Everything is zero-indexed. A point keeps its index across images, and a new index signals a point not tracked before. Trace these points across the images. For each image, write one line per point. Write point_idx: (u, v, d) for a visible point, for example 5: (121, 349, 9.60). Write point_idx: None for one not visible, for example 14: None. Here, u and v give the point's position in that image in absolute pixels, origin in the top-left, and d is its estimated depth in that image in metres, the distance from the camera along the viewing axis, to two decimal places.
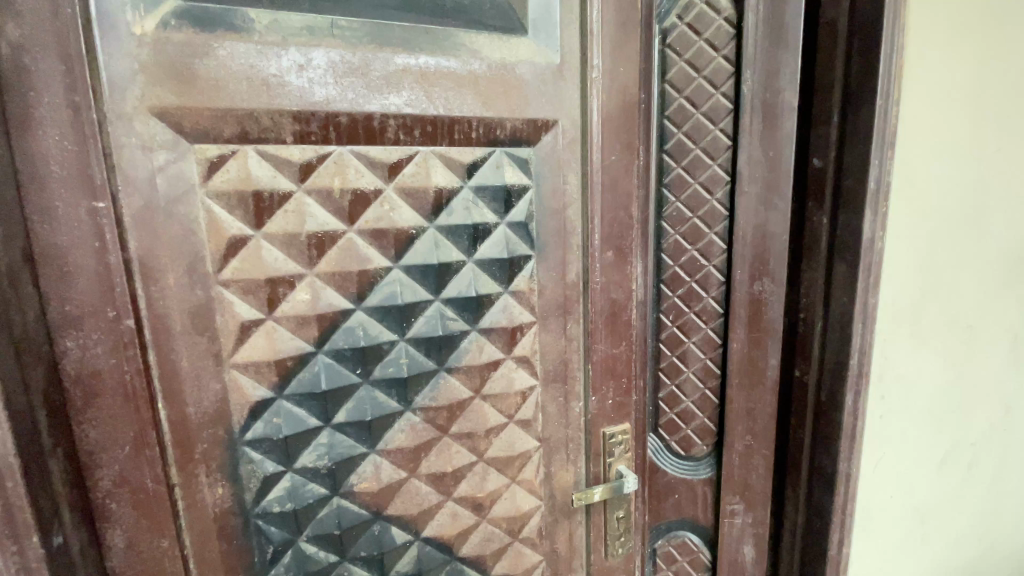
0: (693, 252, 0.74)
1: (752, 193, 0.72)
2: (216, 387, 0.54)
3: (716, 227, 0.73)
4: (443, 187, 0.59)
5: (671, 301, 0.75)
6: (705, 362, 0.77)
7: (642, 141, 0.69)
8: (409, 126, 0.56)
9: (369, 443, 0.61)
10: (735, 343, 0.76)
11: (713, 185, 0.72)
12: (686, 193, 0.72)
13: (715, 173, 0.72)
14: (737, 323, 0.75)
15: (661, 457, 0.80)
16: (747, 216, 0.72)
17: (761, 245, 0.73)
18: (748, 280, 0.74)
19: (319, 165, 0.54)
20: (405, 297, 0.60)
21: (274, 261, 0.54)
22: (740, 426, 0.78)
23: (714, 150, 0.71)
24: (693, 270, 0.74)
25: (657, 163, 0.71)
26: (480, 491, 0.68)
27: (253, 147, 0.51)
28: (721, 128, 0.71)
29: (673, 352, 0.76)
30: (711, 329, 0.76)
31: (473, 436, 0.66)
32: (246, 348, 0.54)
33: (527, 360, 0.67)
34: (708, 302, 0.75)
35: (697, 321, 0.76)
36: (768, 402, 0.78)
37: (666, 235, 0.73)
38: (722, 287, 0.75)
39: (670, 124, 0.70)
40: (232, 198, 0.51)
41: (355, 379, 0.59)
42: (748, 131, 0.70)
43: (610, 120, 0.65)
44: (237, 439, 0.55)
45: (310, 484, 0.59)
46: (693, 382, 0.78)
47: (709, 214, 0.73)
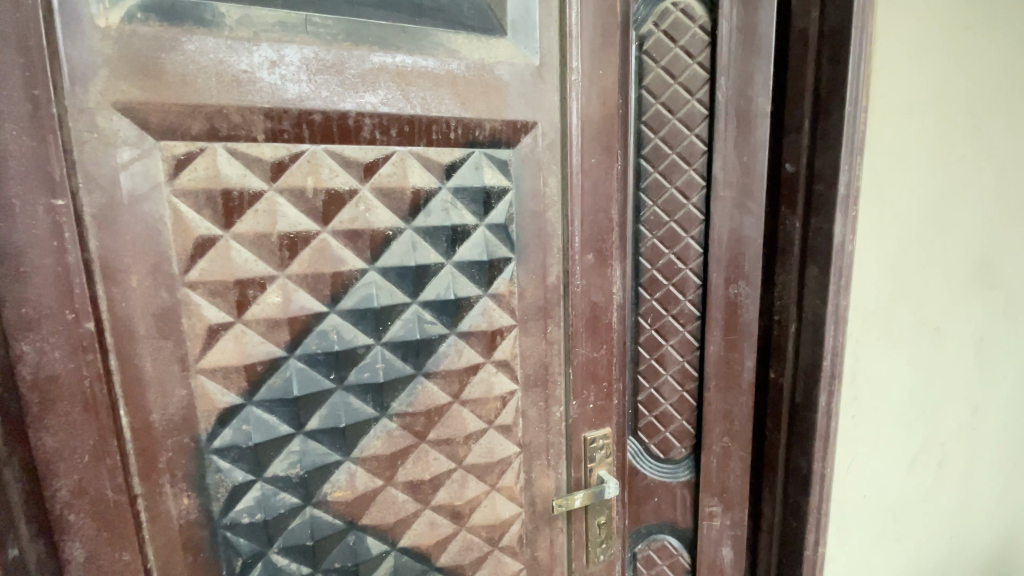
0: (671, 255, 0.74)
1: (728, 197, 0.73)
2: (182, 393, 0.52)
3: (693, 231, 0.74)
4: (421, 188, 0.58)
5: (649, 305, 0.75)
6: (683, 365, 0.77)
7: (620, 145, 0.69)
8: (386, 125, 0.55)
9: (343, 451, 0.59)
10: (712, 346, 0.76)
11: (690, 190, 0.73)
12: (664, 197, 0.73)
13: (691, 178, 0.72)
14: (714, 326, 0.76)
15: (641, 460, 0.80)
16: (723, 220, 0.73)
17: (737, 248, 0.74)
18: (725, 283, 0.75)
19: (291, 163, 0.53)
20: (381, 300, 0.58)
21: (244, 262, 0.52)
22: (718, 429, 0.79)
23: (691, 155, 0.72)
24: (670, 273, 0.74)
25: (635, 167, 0.72)
26: (459, 498, 0.66)
27: (222, 145, 0.50)
28: (698, 134, 0.72)
29: (651, 355, 0.76)
30: (689, 332, 0.76)
31: (451, 442, 0.65)
32: (215, 352, 0.52)
33: (506, 364, 0.66)
34: (686, 305, 0.76)
35: (675, 324, 0.76)
36: (746, 405, 0.79)
37: (644, 239, 0.73)
38: (700, 290, 0.75)
39: (647, 129, 0.71)
40: (200, 196, 0.50)
41: (328, 385, 0.57)
42: (724, 137, 0.71)
43: (589, 124, 0.65)
44: (204, 447, 0.53)
45: (282, 493, 0.57)
46: (671, 385, 0.78)
47: (686, 218, 0.73)
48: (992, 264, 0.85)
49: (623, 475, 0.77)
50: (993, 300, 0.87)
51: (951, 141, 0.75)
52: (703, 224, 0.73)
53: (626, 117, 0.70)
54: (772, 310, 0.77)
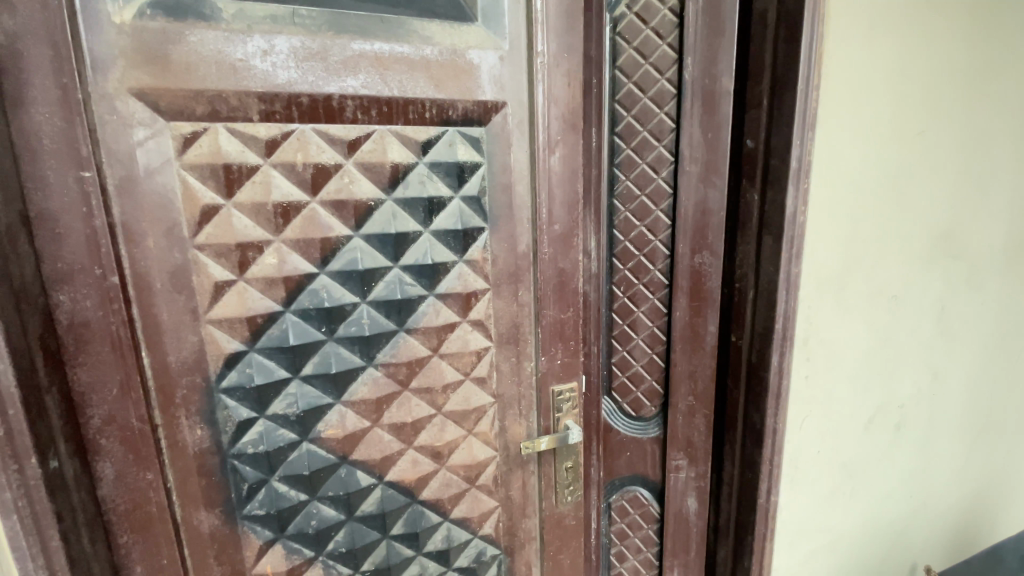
0: (642, 228, 0.80)
1: (694, 172, 0.77)
2: (193, 340, 0.61)
3: (662, 204, 0.79)
4: (399, 163, 0.65)
5: (622, 274, 0.81)
6: (652, 329, 0.83)
7: (593, 123, 0.76)
8: (366, 106, 0.62)
9: (334, 394, 0.68)
10: (679, 312, 0.82)
11: (660, 165, 0.78)
12: (635, 172, 0.78)
13: (661, 154, 0.78)
14: (680, 294, 0.81)
15: (615, 418, 0.87)
16: (689, 194, 0.78)
17: (702, 220, 0.79)
18: (691, 253, 0.80)
19: (283, 140, 0.60)
20: (366, 263, 0.66)
21: (244, 228, 0.60)
22: (684, 388, 0.84)
23: (660, 132, 0.77)
24: (641, 244, 0.80)
25: (609, 144, 0.77)
26: (438, 441, 0.75)
27: (222, 124, 0.58)
28: (665, 112, 0.77)
29: (623, 320, 0.83)
30: (658, 299, 0.82)
31: (431, 391, 0.73)
32: (220, 306, 0.61)
33: (481, 323, 0.74)
34: (655, 274, 0.81)
35: (646, 291, 0.82)
36: (711, 367, 0.84)
37: (617, 212, 0.79)
38: (668, 260, 0.81)
39: (620, 108, 0.76)
40: (204, 169, 0.58)
41: (320, 336, 0.65)
42: (690, 114, 0.75)
43: (556, 104, 0.71)
44: (214, 386, 0.63)
45: (281, 429, 0.66)
46: (642, 348, 0.84)
47: (655, 192, 0.79)
48: (953, 235, 0.89)
49: (591, 427, 0.85)
50: (955, 271, 0.91)
51: (909, 116, 0.79)
52: (672, 198, 0.79)
53: (599, 97, 0.75)
54: (733, 278, 0.82)
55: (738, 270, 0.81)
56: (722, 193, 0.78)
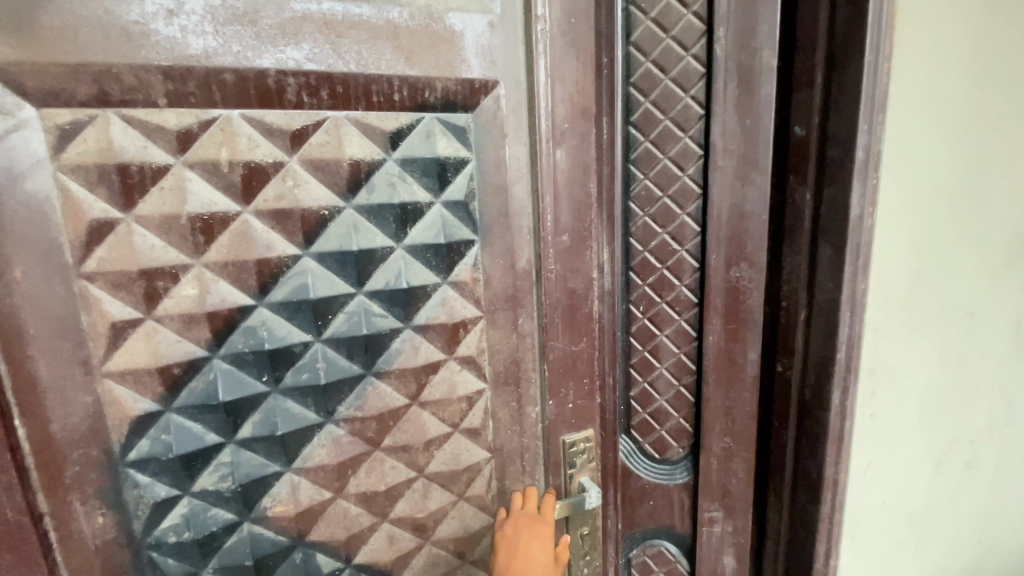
0: (664, 236, 0.65)
1: (729, 167, 0.62)
2: (86, 400, 0.45)
3: (689, 207, 0.64)
4: (360, 159, 0.50)
5: (641, 291, 0.66)
6: (679, 357, 0.68)
7: (604, 110, 0.61)
8: (313, 86, 0.47)
9: (283, 461, 0.52)
10: (711, 336, 0.66)
11: (685, 160, 0.63)
12: (656, 169, 0.64)
13: (687, 147, 0.63)
14: (713, 314, 0.66)
15: (635, 461, 0.72)
16: (722, 194, 0.62)
17: (738, 223, 0.63)
18: (726, 266, 0.64)
19: (201, 132, 0.45)
20: (318, 290, 0.51)
21: (150, 250, 0.45)
22: (719, 426, 0.69)
23: (686, 120, 0.62)
24: (664, 255, 0.65)
25: (623, 136, 0.63)
26: (421, 511, 0.59)
27: (116, 111, 0.43)
28: (692, 96, 0.61)
29: (644, 346, 0.68)
30: (686, 321, 0.67)
31: (410, 449, 0.57)
32: (122, 353, 0.46)
33: (472, 360, 0.59)
34: (681, 291, 0.66)
35: (670, 312, 0.67)
36: (752, 403, 0.69)
37: (633, 217, 0.65)
38: (697, 274, 0.66)
39: (636, 93, 0.62)
40: (91, 172, 0.43)
41: (261, 388, 0.50)
42: (723, 98, 0.60)
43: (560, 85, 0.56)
44: (119, 460, 0.47)
45: (213, 509, 0.51)
46: (666, 379, 0.69)
47: (681, 193, 0.64)
48: None
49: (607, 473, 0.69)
50: None
51: (989, 97, 0.65)
52: (702, 198, 0.63)
53: (612, 77, 0.60)
54: (779, 295, 0.67)
55: (784, 285, 0.66)
56: (763, 193, 0.62)
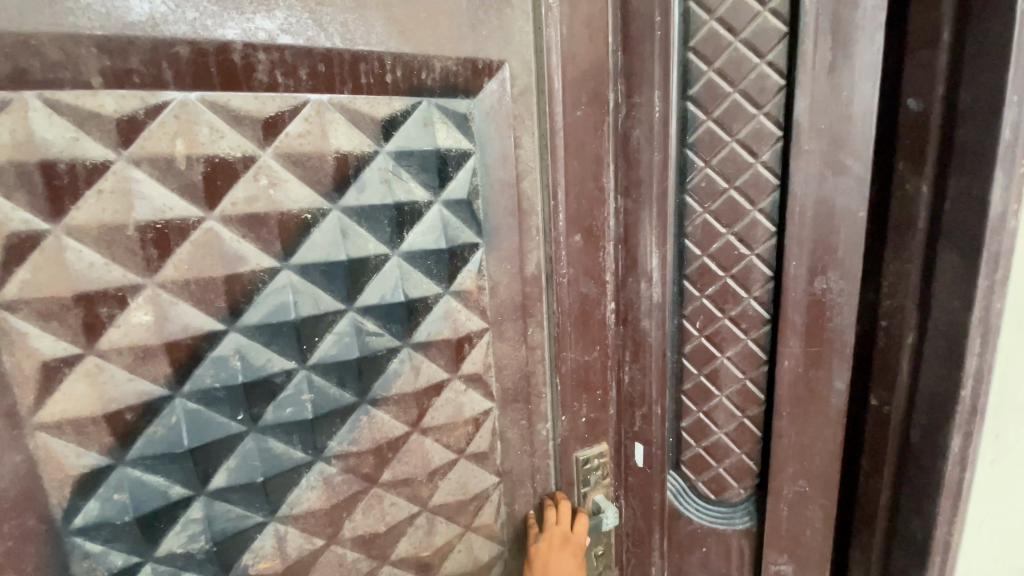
0: (728, 237, 0.55)
1: (817, 152, 0.52)
2: (15, 460, 0.36)
3: (761, 202, 0.54)
4: (348, 152, 0.43)
5: (698, 304, 0.57)
6: (742, 383, 0.59)
7: (656, 82, 0.52)
8: (290, 64, 0.39)
9: (265, 510, 0.44)
10: (786, 360, 0.57)
11: (758, 142, 0.53)
12: (719, 155, 0.53)
13: (760, 126, 0.52)
14: (790, 333, 0.56)
15: (685, 501, 0.63)
16: (806, 186, 0.53)
17: (822, 222, 0.54)
18: (808, 276, 0.55)
19: (149, 120, 0.36)
20: (302, 308, 0.43)
21: (88, 269, 0.36)
22: (791, 466, 0.61)
23: (760, 93, 0.52)
24: (727, 261, 0.56)
25: (677, 112, 0.53)
26: (426, 548, 0.53)
27: (36, 93, 0.33)
28: (769, 61, 0.51)
29: (700, 369, 0.59)
30: (753, 340, 0.58)
31: (412, 482, 0.51)
32: (59, 399, 0.37)
33: (478, 378, 0.52)
34: (749, 304, 0.57)
35: (733, 329, 0.57)
36: (835, 441, 0.60)
37: (690, 213, 0.55)
38: (768, 284, 0.56)
39: (697, 59, 0.52)
40: (5, 173, 0.33)
41: (235, 428, 0.42)
42: (811, 64, 0.50)
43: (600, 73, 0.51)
44: (62, 529, 0.38)
45: (183, 574, 0.42)
46: (727, 410, 0.60)
47: (752, 184, 0.54)
48: None
49: (654, 515, 0.62)
50: None
51: None
52: (779, 189, 0.54)
53: (664, 44, 0.51)
54: (876, 311, 0.60)
55: (885, 301, 0.59)
56: (859, 189, 0.53)
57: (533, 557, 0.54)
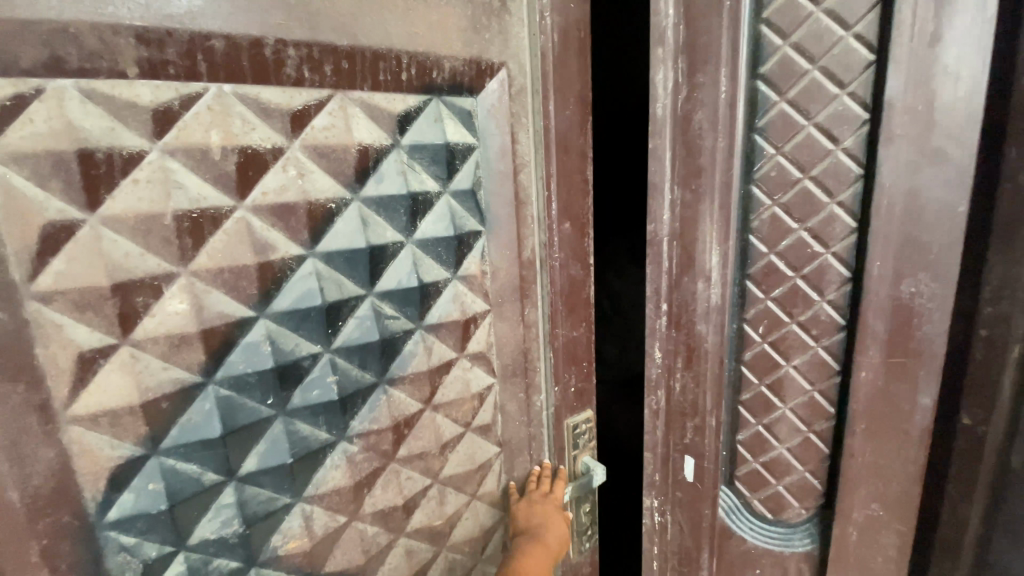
0: (801, 233, 0.54)
1: (909, 138, 0.48)
2: (50, 454, 0.36)
3: (841, 195, 0.52)
4: (369, 145, 0.45)
5: (763, 306, 0.57)
6: (811, 394, 0.58)
7: (719, 62, 0.53)
8: (316, 60, 0.41)
9: (293, 491, 0.46)
10: (863, 372, 0.54)
11: (840, 126, 0.50)
12: (794, 139, 0.52)
13: (844, 109, 0.50)
14: (868, 341, 0.53)
15: (737, 518, 0.65)
16: (896, 176, 0.49)
17: (915, 216, 0.49)
18: (892, 280, 0.51)
19: (184, 110, 0.37)
20: (327, 294, 0.45)
21: (124, 259, 0.36)
22: (863, 488, 0.58)
23: (845, 70, 0.49)
24: (798, 260, 0.55)
25: (747, 92, 0.53)
26: (438, 518, 0.56)
27: (73, 82, 0.33)
28: (857, 33, 0.48)
29: (761, 378, 0.59)
30: (826, 348, 0.56)
31: (426, 456, 0.54)
32: (94, 391, 0.37)
33: (482, 356, 0.56)
34: (821, 309, 0.55)
35: (802, 335, 0.57)
36: (916, 465, 0.56)
37: (757, 206, 0.55)
38: (846, 287, 0.54)
39: (771, 32, 0.51)
40: (43, 163, 0.33)
41: (266, 412, 0.43)
42: (909, 37, 0.46)
43: (662, 68, 0.56)
44: (96, 523, 0.38)
45: (216, 560, 0.43)
46: (790, 423, 0.59)
47: (832, 174, 0.52)
48: None
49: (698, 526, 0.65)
50: None
51: None
52: (863, 179, 0.51)
53: (733, 23, 0.51)
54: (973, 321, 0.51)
55: (987, 309, 0.50)
56: (957, 180, 0.48)
57: (516, 514, 0.59)
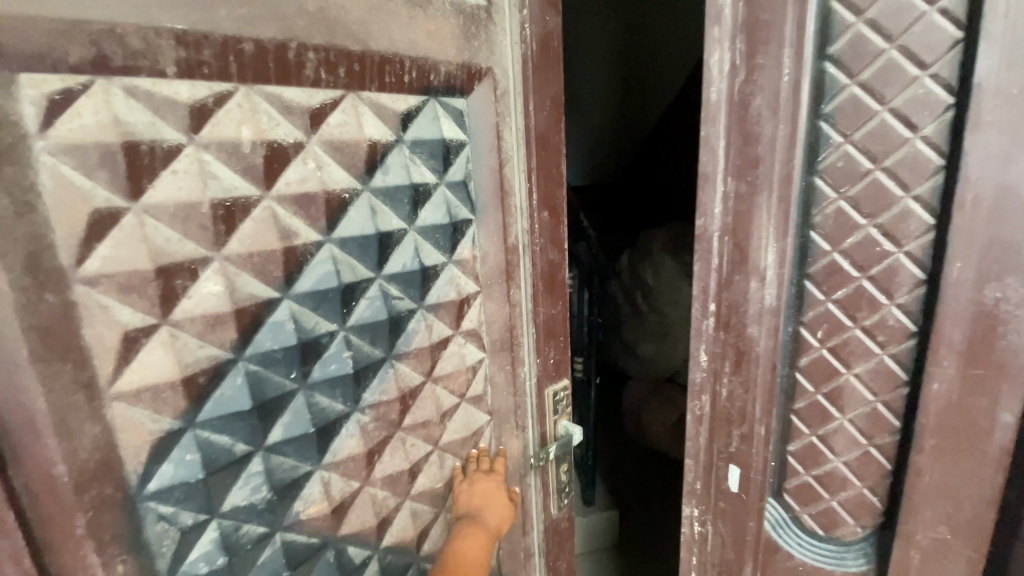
0: (870, 229, 0.54)
1: (999, 126, 0.46)
2: (95, 431, 0.38)
3: (917, 188, 0.51)
4: (377, 141, 0.50)
5: (823, 309, 0.57)
6: (874, 405, 0.57)
7: (789, 47, 0.52)
8: (333, 63, 0.45)
9: (313, 459, 0.50)
10: (936, 384, 0.53)
11: (918, 112, 0.50)
12: (862, 127, 0.52)
13: (923, 95, 0.49)
14: (946, 350, 0.51)
15: (786, 533, 0.65)
16: (985, 168, 0.47)
17: (1002, 215, 0.47)
18: (976, 284, 0.49)
19: (217, 107, 0.40)
20: (343, 277, 0.49)
21: (165, 245, 0.39)
22: (928, 510, 0.56)
23: (926, 49, 0.48)
24: (864, 259, 0.54)
25: (813, 76, 0.53)
26: (439, 480, 0.62)
27: (117, 80, 0.36)
28: (941, 8, 0.47)
29: (819, 386, 0.59)
30: (892, 356, 0.56)
31: (427, 424, 0.59)
32: (137, 369, 0.39)
33: (474, 333, 0.62)
34: (889, 313, 0.55)
35: (866, 341, 0.56)
36: (994, 487, 0.53)
37: (819, 198, 0.55)
38: (919, 290, 0.53)
39: (844, 10, 0.51)
40: (91, 153, 0.36)
41: (290, 386, 0.47)
42: (1004, 15, 0.44)
43: (717, 50, 0.56)
44: (136, 495, 0.40)
45: (245, 526, 0.46)
46: (849, 435, 0.59)
47: (909, 164, 0.51)
48: None
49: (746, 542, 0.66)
50: None
51: None
52: (945, 170, 0.50)
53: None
54: None
55: None
56: None
57: (456, 501, 0.63)
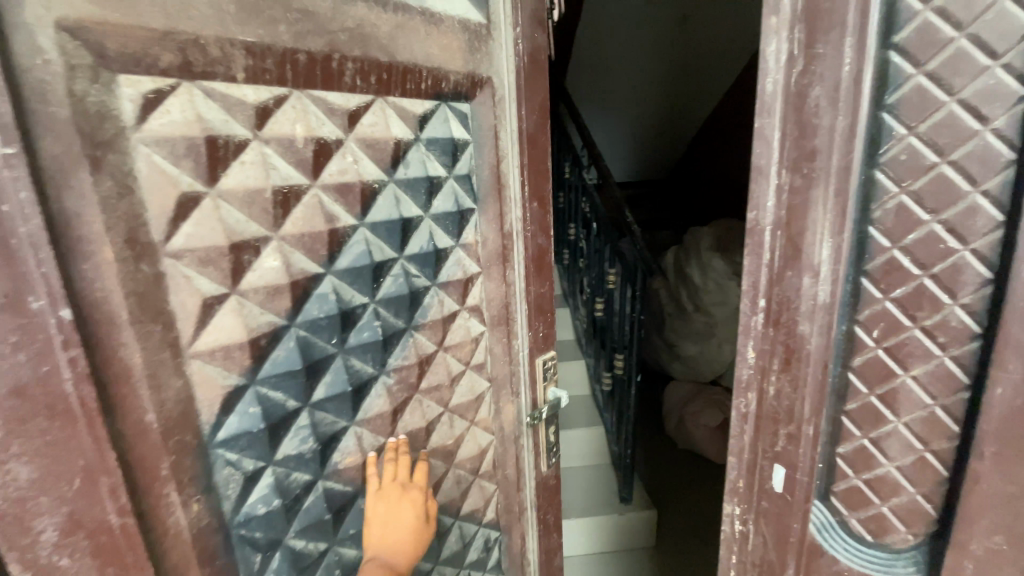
0: (934, 226, 0.42)
1: None
2: (178, 384, 0.44)
3: (982, 184, 0.40)
4: (401, 139, 0.58)
5: (881, 307, 0.45)
6: (921, 453, 0.47)
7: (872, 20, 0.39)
8: (366, 71, 0.53)
9: (349, 416, 0.57)
10: (999, 389, 0.41)
11: (985, 106, 0.39)
12: (930, 117, 0.41)
13: (993, 85, 0.39)
14: (1011, 348, 0.40)
15: (831, 536, 0.51)
16: None
17: None
18: None
19: (276, 108, 0.47)
20: (374, 256, 0.57)
21: (235, 225, 0.46)
22: (990, 532, 0.44)
23: (999, 38, 0.38)
24: (951, 268, 0.42)
25: (876, 65, 0.41)
26: (449, 438, 0.70)
27: (198, 82, 0.42)
28: None
29: (875, 388, 0.47)
30: (954, 358, 0.44)
31: (439, 388, 0.67)
32: (211, 331, 0.45)
33: (476, 308, 0.71)
34: (953, 312, 0.43)
35: (926, 340, 0.44)
36: None
37: (881, 195, 0.43)
38: (987, 289, 0.42)
39: None
40: (178, 144, 0.42)
41: (331, 350, 0.54)
42: None
43: (773, 40, 0.43)
44: (209, 443, 0.47)
45: (294, 473, 0.53)
46: (902, 440, 0.47)
47: (971, 168, 0.40)
48: None
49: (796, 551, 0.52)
50: None
51: None
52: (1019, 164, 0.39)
53: None
54: None
55: None
56: None
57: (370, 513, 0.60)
